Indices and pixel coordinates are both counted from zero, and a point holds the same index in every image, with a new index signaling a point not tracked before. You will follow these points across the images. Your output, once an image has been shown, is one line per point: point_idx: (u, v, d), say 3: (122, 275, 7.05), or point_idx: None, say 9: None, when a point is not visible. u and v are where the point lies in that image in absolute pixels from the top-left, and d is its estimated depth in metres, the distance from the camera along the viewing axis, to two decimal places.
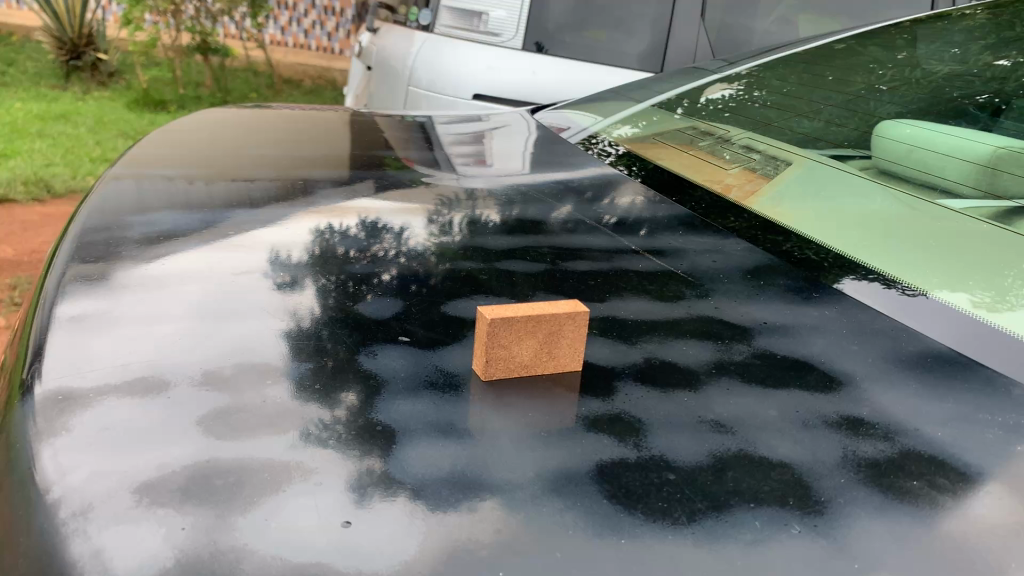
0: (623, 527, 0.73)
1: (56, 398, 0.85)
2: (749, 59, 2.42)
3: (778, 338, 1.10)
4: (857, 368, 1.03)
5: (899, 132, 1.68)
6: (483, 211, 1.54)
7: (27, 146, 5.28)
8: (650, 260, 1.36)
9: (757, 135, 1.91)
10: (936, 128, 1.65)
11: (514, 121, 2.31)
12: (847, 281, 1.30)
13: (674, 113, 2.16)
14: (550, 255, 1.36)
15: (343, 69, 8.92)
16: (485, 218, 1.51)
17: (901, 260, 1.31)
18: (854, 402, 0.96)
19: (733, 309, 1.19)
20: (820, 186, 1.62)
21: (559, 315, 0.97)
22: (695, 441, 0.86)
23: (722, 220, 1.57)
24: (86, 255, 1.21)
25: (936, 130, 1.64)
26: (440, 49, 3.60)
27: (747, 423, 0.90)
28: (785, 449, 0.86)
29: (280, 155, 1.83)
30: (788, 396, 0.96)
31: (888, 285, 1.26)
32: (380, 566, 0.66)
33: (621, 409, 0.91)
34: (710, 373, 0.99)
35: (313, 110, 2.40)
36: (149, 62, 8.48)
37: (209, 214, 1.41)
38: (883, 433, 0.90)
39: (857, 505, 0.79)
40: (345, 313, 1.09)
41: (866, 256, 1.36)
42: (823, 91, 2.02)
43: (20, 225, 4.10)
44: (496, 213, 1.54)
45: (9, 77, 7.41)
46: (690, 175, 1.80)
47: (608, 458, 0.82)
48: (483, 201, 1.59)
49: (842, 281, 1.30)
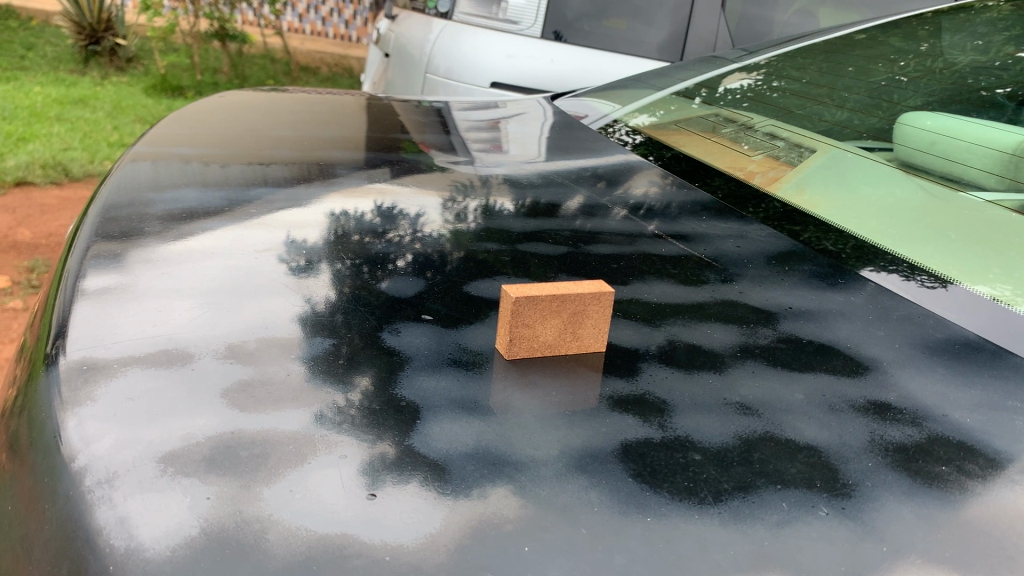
0: (649, 506, 0.73)
1: (80, 368, 0.86)
2: (767, 49, 2.39)
3: (803, 323, 1.09)
4: (884, 354, 1.02)
5: (925, 121, 1.66)
6: (497, 199, 1.51)
7: (46, 129, 5.31)
8: (673, 245, 1.35)
9: (780, 123, 1.89)
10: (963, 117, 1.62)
11: (532, 108, 2.30)
12: (871, 268, 1.29)
13: (693, 102, 2.14)
14: (571, 239, 1.36)
15: (360, 57, 8.92)
16: (499, 206, 1.48)
17: (926, 248, 1.30)
18: (880, 387, 0.95)
19: (757, 294, 1.18)
20: (844, 174, 1.60)
21: (584, 295, 0.97)
22: (721, 422, 0.85)
23: (743, 209, 1.55)
24: (109, 230, 1.22)
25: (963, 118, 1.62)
26: (457, 35, 3.58)
27: (773, 405, 0.89)
28: (812, 432, 0.85)
29: (300, 137, 1.83)
30: (814, 380, 0.95)
31: (913, 273, 1.24)
32: (406, 540, 0.66)
33: (645, 389, 0.90)
34: (735, 356, 0.99)
35: (332, 94, 2.40)
36: (167, 48, 8.49)
37: (230, 194, 1.41)
38: (910, 418, 0.89)
39: (886, 489, 0.78)
40: (362, 293, 1.08)
41: (890, 244, 1.34)
42: (847, 80, 2.00)
43: (39, 208, 4.12)
44: (510, 202, 1.51)
45: (28, 61, 7.45)
46: (713, 162, 1.79)
47: (633, 437, 0.82)
48: (497, 188, 1.58)
49: (867, 268, 1.29)
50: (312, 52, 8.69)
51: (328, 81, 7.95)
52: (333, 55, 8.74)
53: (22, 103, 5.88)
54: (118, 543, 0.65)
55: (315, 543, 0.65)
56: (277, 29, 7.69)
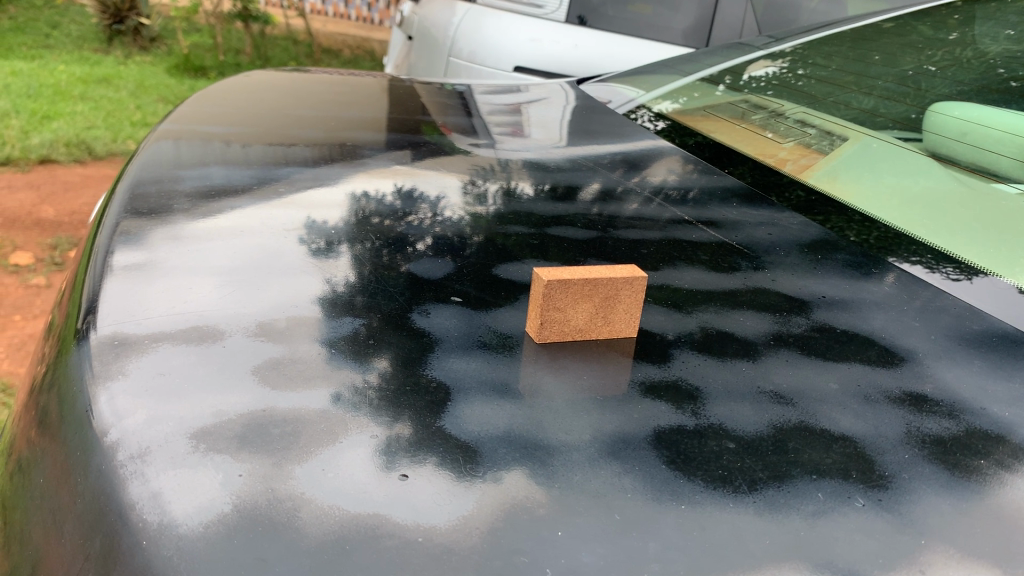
0: (683, 493, 0.72)
1: (111, 343, 0.86)
2: (794, 36, 2.35)
3: (836, 312, 1.08)
4: (919, 345, 1.01)
5: (959, 109, 1.63)
6: (518, 183, 1.51)
7: (70, 108, 5.33)
8: (703, 231, 1.34)
9: (812, 110, 1.87)
10: (997, 104, 1.59)
11: (552, 92, 2.28)
12: (904, 258, 1.27)
13: (717, 89, 2.12)
14: (599, 223, 1.35)
15: (383, 40, 8.92)
16: (520, 190, 1.47)
17: (961, 238, 1.28)
18: (916, 379, 0.93)
19: (790, 282, 1.17)
20: (877, 162, 1.58)
21: (616, 280, 0.96)
22: (755, 411, 0.84)
23: (769, 196, 1.53)
24: (138, 207, 1.22)
25: (998, 106, 1.58)
26: (480, 18, 3.54)
27: (807, 395, 0.88)
28: (848, 423, 0.84)
29: (325, 117, 1.82)
30: (849, 370, 0.93)
31: (947, 263, 1.22)
32: (438, 521, 0.66)
33: (677, 376, 0.89)
34: (768, 344, 0.97)
35: (355, 75, 2.39)
36: (190, 28, 8.51)
37: (258, 172, 1.41)
38: (947, 410, 0.88)
39: (922, 481, 0.77)
40: (387, 274, 1.07)
41: (924, 232, 1.32)
42: (876, 68, 1.96)
43: (63, 186, 4.14)
44: (530, 185, 1.50)
45: (53, 39, 7.48)
46: (743, 148, 1.77)
47: (666, 424, 0.81)
48: (516, 173, 1.57)
49: (900, 258, 1.27)
50: (334, 35, 8.70)
51: (350, 63, 7.94)
52: (355, 37, 8.73)
53: (47, 81, 5.91)
54: (151, 518, 0.65)
55: (347, 522, 0.64)
56: (299, 11, 7.67)
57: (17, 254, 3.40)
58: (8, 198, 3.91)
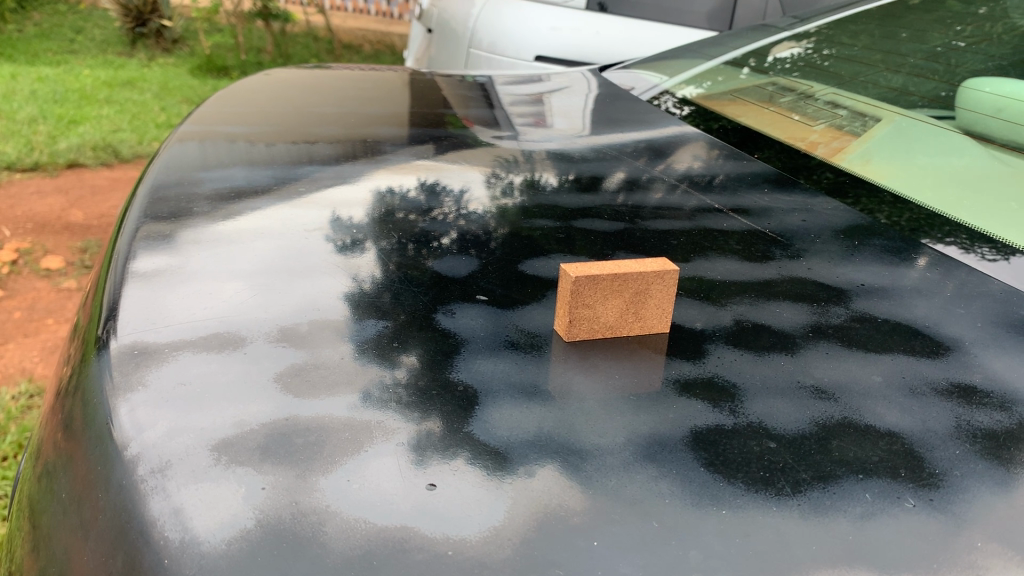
0: (723, 497, 0.69)
1: (131, 353, 0.84)
2: (820, 16, 2.29)
3: (877, 301, 1.04)
4: (966, 332, 0.96)
5: (989, 84, 1.58)
6: (543, 173, 1.48)
7: (95, 112, 5.37)
8: (735, 220, 1.30)
9: (843, 92, 1.82)
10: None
11: (576, 80, 2.24)
12: (940, 239, 1.22)
13: (742, 72, 2.07)
14: (627, 213, 1.31)
15: (402, 34, 8.90)
16: (545, 180, 1.45)
17: (998, 216, 1.23)
18: (963, 369, 0.89)
19: (826, 270, 1.12)
20: (912, 143, 1.52)
21: (646, 274, 0.93)
22: (797, 407, 0.81)
23: (798, 179, 1.49)
24: (159, 211, 1.20)
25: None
26: (501, 9, 3.49)
27: (850, 389, 0.84)
28: (894, 418, 0.80)
29: (345, 113, 1.80)
30: (893, 362, 0.89)
31: (982, 244, 1.18)
32: (468, 533, 0.63)
33: (713, 372, 0.86)
34: (807, 337, 0.94)
35: (378, 70, 2.36)
36: (211, 28, 8.55)
37: (279, 172, 1.39)
38: (999, 402, 0.84)
39: (975, 479, 0.73)
40: (411, 272, 1.05)
41: (959, 212, 1.27)
42: (906, 46, 1.90)
43: (90, 190, 4.17)
44: (556, 176, 1.48)
45: (78, 45, 7.56)
46: (772, 132, 1.72)
47: (704, 424, 0.77)
48: (541, 163, 1.54)
49: (936, 240, 1.22)
50: (354, 31, 8.71)
51: (372, 58, 7.92)
52: (375, 33, 8.74)
53: (72, 86, 5.95)
54: (172, 536, 0.63)
55: (374, 536, 0.62)
56: (318, 8, 7.66)
57: (47, 259, 3.41)
58: (38, 203, 3.94)
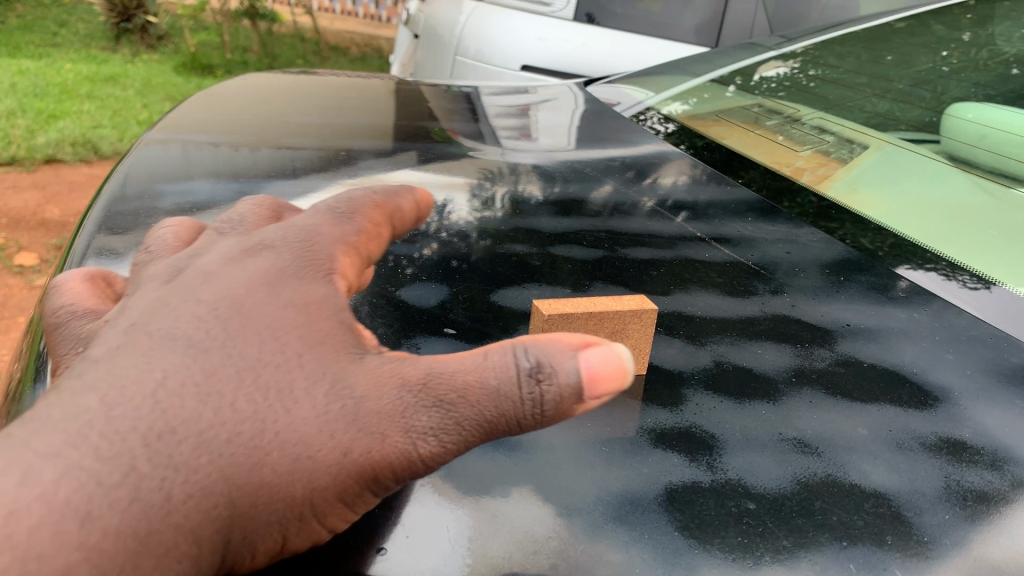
0: (696, 568, 0.64)
1: None
2: (806, 36, 2.26)
3: (862, 343, 0.99)
4: (954, 381, 0.92)
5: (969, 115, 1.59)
6: (526, 186, 1.44)
7: (76, 107, 5.28)
8: (717, 250, 1.26)
9: (830, 117, 1.78)
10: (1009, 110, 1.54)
11: (562, 94, 2.19)
12: (907, 270, 1.19)
13: (727, 91, 2.03)
14: (607, 240, 1.26)
15: (389, 38, 8.84)
16: (529, 195, 1.41)
17: (974, 249, 1.20)
18: (953, 422, 0.85)
19: (811, 309, 1.08)
20: (898, 172, 1.49)
21: (624, 312, 0.88)
22: (778, 463, 0.76)
23: (780, 206, 1.45)
24: (115, 227, 1.13)
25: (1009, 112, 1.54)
26: (489, 17, 3.45)
27: (835, 442, 0.80)
28: (880, 476, 0.76)
29: (322, 123, 1.74)
30: (879, 413, 0.85)
31: (949, 275, 1.15)
32: None
33: (691, 422, 0.81)
34: (789, 382, 0.89)
35: (358, 75, 2.30)
36: (197, 26, 8.46)
37: (246, 184, 1.33)
38: (989, 460, 0.79)
39: (966, 549, 0.69)
40: (377, 299, 0.99)
41: (936, 242, 1.24)
42: (894, 72, 1.87)
43: (67, 186, 4.09)
44: (540, 189, 1.44)
45: (61, 38, 7.45)
46: (757, 155, 1.67)
47: (678, 481, 0.72)
48: (526, 176, 1.50)
49: (903, 270, 1.19)
50: (341, 33, 8.65)
51: (358, 61, 7.85)
52: (362, 35, 8.67)
53: (53, 80, 5.85)
54: None
55: None
56: (305, 8, 7.60)
57: (21, 256, 3.34)
58: (13, 199, 3.85)
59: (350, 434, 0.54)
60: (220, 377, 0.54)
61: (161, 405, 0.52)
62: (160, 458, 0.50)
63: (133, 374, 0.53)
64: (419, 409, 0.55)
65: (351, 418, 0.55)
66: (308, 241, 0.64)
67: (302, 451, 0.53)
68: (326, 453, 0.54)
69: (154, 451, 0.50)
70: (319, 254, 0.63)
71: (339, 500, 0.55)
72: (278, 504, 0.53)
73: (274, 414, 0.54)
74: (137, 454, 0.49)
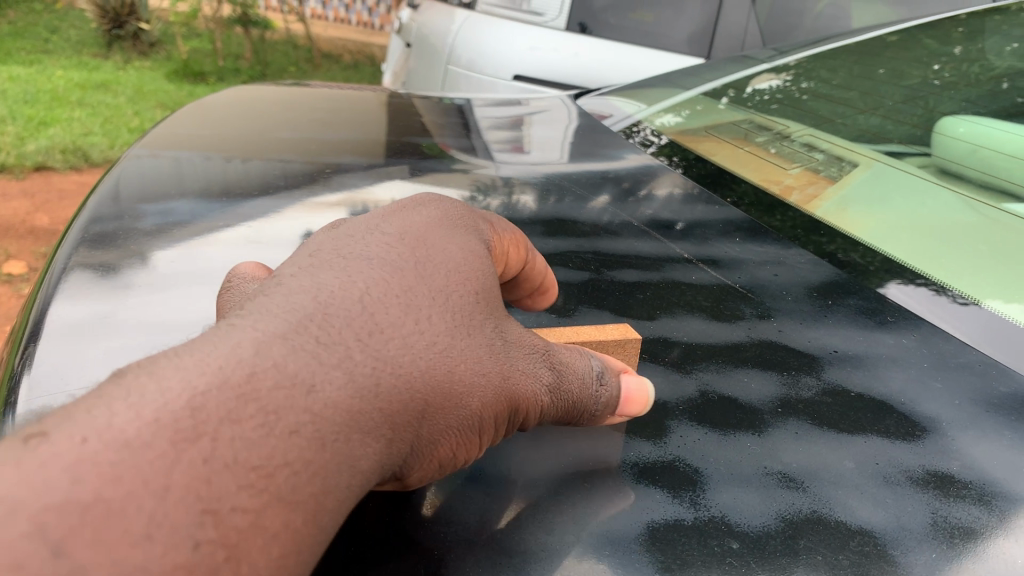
0: None
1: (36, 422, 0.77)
2: (798, 49, 2.26)
3: (850, 371, 0.98)
4: (942, 412, 0.90)
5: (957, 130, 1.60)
6: (520, 196, 1.48)
7: (67, 114, 5.25)
8: (704, 272, 1.24)
9: (819, 134, 1.77)
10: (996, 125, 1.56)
11: (555, 106, 2.19)
12: (894, 286, 1.19)
13: (719, 103, 2.03)
14: (593, 262, 1.25)
15: (382, 45, 8.82)
16: (522, 204, 1.45)
17: (962, 267, 1.20)
18: (941, 454, 0.83)
19: (798, 334, 1.06)
20: (887, 190, 1.48)
21: (608, 341, 0.88)
22: (763, 500, 0.74)
23: (768, 224, 1.44)
24: (93, 247, 1.11)
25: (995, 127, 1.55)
26: (482, 28, 3.44)
27: (821, 476, 0.78)
28: (866, 513, 0.74)
29: (309, 137, 1.73)
30: (865, 445, 0.84)
31: (939, 291, 1.15)
32: None
33: (675, 455, 0.79)
34: (775, 413, 0.87)
35: (349, 87, 2.28)
36: (190, 33, 8.44)
37: (229, 201, 1.31)
38: (978, 495, 0.78)
39: None
40: None
41: (923, 260, 1.24)
42: (884, 89, 1.87)
43: (57, 194, 4.06)
44: (534, 199, 1.48)
45: (52, 44, 7.42)
46: (746, 172, 1.65)
47: (660, 519, 0.71)
48: (519, 187, 1.52)
49: (889, 286, 1.19)
50: (334, 40, 8.63)
51: (351, 69, 7.84)
52: (355, 43, 8.66)
53: (45, 87, 5.82)
54: None
55: None
56: (298, 15, 7.58)
57: (9, 264, 3.31)
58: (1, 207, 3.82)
59: (510, 364, 0.67)
60: (414, 296, 0.63)
61: (374, 304, 0.60)
62: (373, 351, 0.57)
63: (294, 300, 0.58)
64: (543, 363, 0.71)
65: (504, 353, 0.68)
66: (444, 207, 0.76)
67: (478, 368, 0.64)
68: (494, 375, 0.66)
69: (367, 344, 0.57)
70: (460, 220, 0.75)
71: (492, 423, 0.66)
72: (451, 415, 0.62)
73: (467, 330, 0.65)
74: (360, 336, 0.57)
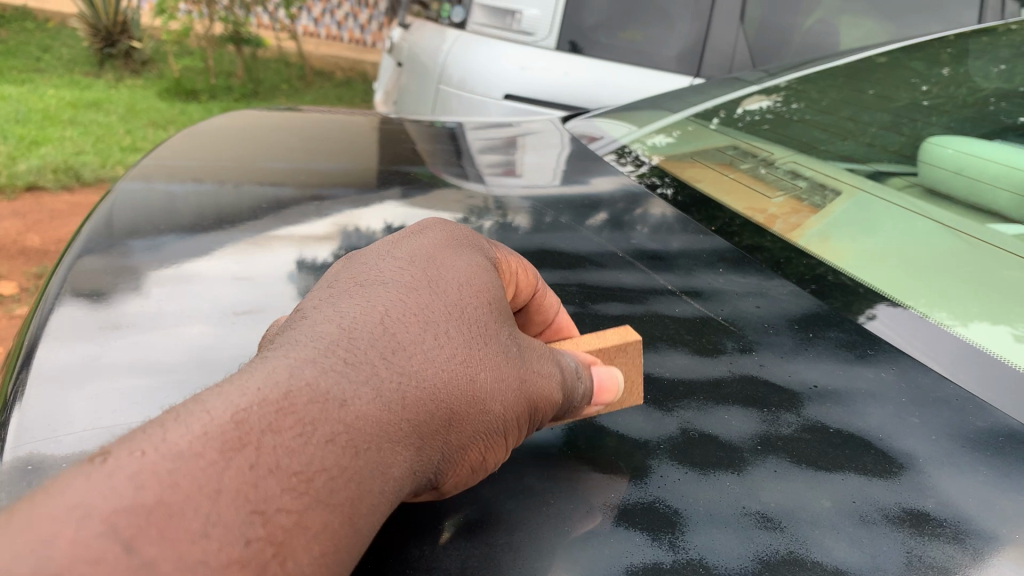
0: None
1: (25, 468, 0.78)
2: (786, 72, 2.28)
3: (829, 407, 1.00)
4: (919, 448, 0.92)
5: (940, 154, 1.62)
6: (514, 217, 1.53)
7: (59, 133, 5.26)
8: (688, 304, 1.26)
9: (803, 160, 1.78)
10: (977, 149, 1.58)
11: (545, 129, 2.21)
12: (881, 306, 1.21)
13: (710, 124, 2.06)
14: (579, 295, 1.26)
15: (375, 62, 8.84)
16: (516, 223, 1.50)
17: (946, 291, 1.22)
18: (917, 492, 0.84)
19: (779, 369, 1.08)
20: (869, 219, 1.49)
21: (609, 347, 0.93)
22: (740, 541, 0.76)
23: (752, 254, 1.44)
24: (82, 283, 1.12)
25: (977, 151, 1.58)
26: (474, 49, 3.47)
27: (798, 516, 0.80)
28: (841, 553, 0.76)
29: (298, 164, 1.74)
30: (843, 483, 0.85)
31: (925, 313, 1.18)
32: None
33: (655, 497, 0.81)
34: (755, 451, 0.89)
35: (341, 112, 2.29)
36: (183, 52, 8.46)
37: (218, 233, 1.31)
38: (952, 533, 0.79)
39: None
40: None
41: (910, 283, 1.26)
42: (869, 114, 1.89)
43: (50, 214, 4.07)
44: (527, 219, 1.53)
45: (45, 63, 7.43)
46: (731, 202, 1.65)
47: (639, 563, 0.72)
48: (513, 211, 1.57)
49: (878, 309, 1.21)
50: (326, 56, 8.65)
51: (344, 87, 7.85)
52: (348, 60, 8.67)
53: (36, 107, 5.81)
54: None
55: None
56: (291, 33, 7.60)
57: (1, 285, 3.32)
58: None
59: (524, 372, 0.74)
60: (431, 314, 0.71)
61: (392, 329, 0.67)
62: (398, 367, 0.65)
63: (313, 331, 0.64)
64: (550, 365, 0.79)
65: (518, 359, 0.75)
66: (447, 234, 0.85)
67: (497, 378, 0.71)
68: (513, 381, 0.73)
69: (391, 361, 0.65)
70: (463, 243, 0.84)
71: (513, 425, 0.74)
72: (479, 420, 0.70)
73: (484, 343, 0.72)
74: (383, 357, 0.64)
